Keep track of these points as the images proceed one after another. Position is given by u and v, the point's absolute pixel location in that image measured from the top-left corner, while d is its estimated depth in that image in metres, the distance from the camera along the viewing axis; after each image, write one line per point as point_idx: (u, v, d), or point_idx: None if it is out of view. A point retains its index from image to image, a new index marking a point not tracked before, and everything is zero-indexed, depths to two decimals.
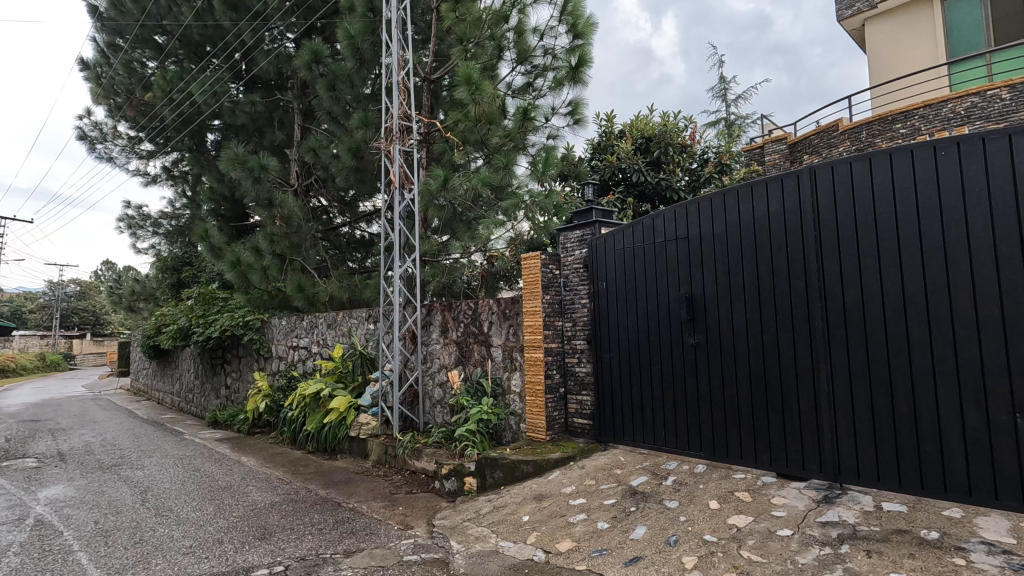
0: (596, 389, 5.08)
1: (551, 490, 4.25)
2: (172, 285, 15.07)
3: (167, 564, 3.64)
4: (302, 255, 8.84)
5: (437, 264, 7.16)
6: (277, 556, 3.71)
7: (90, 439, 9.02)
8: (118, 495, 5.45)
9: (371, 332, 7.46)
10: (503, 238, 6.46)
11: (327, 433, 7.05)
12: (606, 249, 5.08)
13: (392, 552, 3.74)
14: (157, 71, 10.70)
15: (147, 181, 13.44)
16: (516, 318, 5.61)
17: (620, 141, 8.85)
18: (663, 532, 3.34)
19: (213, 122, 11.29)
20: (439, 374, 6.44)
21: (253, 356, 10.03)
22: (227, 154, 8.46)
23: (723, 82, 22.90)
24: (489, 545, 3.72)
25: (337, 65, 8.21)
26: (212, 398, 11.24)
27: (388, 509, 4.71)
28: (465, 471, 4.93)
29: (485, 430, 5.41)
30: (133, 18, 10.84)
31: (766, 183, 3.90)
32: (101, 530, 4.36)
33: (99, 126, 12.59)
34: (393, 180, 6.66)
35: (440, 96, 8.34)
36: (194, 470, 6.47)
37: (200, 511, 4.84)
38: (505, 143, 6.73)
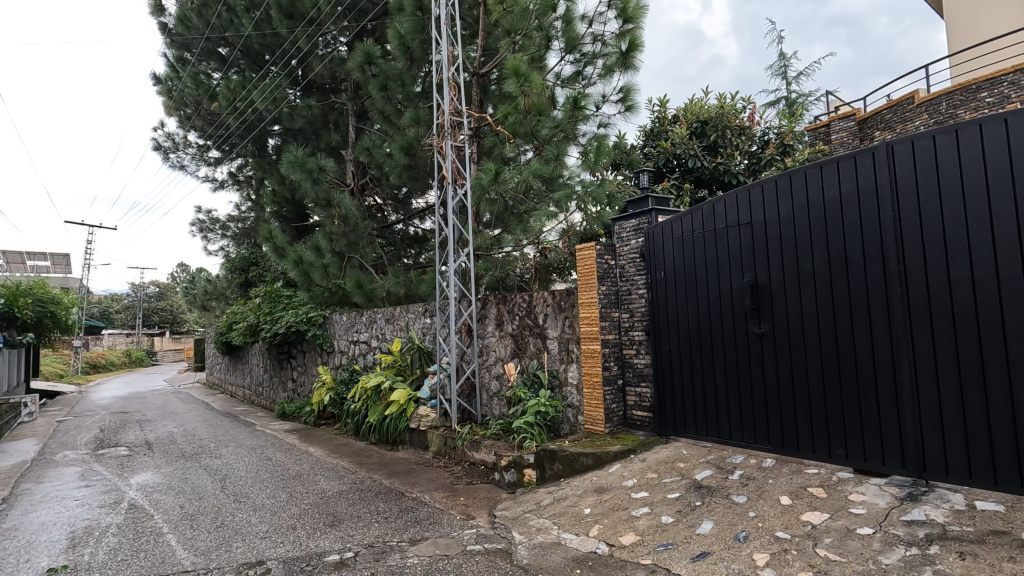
0: (655, 381, 4.97)
1: (612, 483, 4.21)
2: (241, 284, 15.92)
3: (247, 548, 3.84)
4: (359, 253, 9.10)
5: (489, 257, 7.22)
6: (347, 543, 3.85)
7: (173, 429, 9.69)
8: (200, 482, 5.82)
9: (428, 326, 7.59)
10: (555, 229, 6.56)
11: (388, 425, 7.26)
12: (663, 237, 4.95)
13: (456, 542, 3.81)
14: (221, 82, 11.24)
15: (215, 186, 14.20)
16: (571, 310, 5.55)
17: (674, 126, 8.60)
18: (731, 528, 3.24)
19: (273, 127, 11.78)
20: (495, 366, 6.48)
21: (316, 350, 10.45)
22: (288, 157, 8.81)
23: (783, 59, 21.79)
24: (551, 537, 3.72)
25: (388, 65, 8.36)
26: (280, 391, 11.80)
27: (450, 499, 4.80)
28: (525, 463, 4.93)
29: (543, 422, 5.41)
30: (199, 33, 11.44)
31: (837, 162, 3.69)
32: (187, 514, 4.67)
33: (171, 137, 13.39)
34: (446, 176, 6.76)
35: (489, 90, 8.32)
36: (267, 459, 6.83)
37: (274, 498, 5.10)
38: (555, 135, 6.67)
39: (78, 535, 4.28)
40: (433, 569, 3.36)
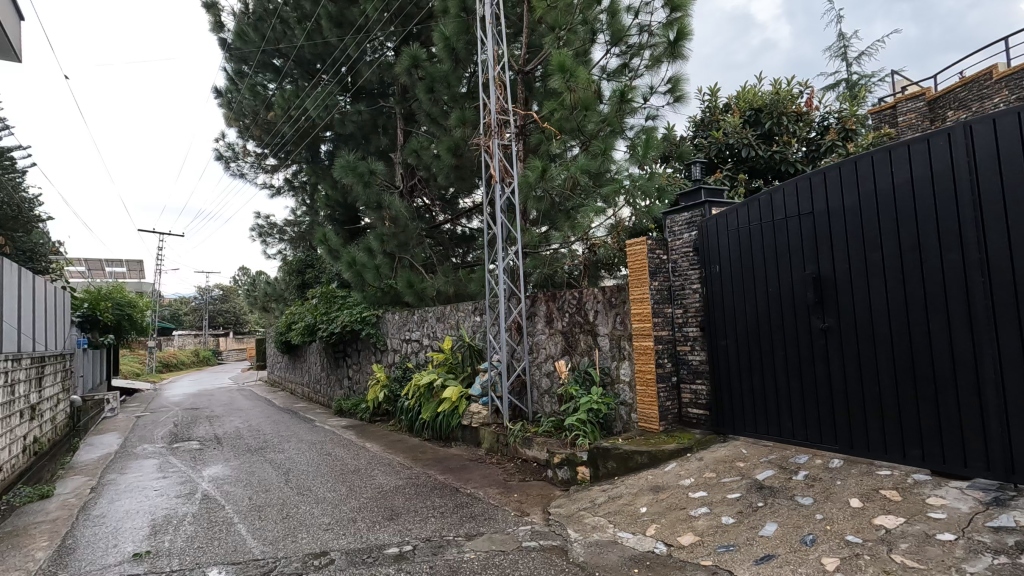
0: (712, 378, 4.83)
1: (668, 481, 4.13)
2: (298, 285, 16.55)
3: (311, 539, 4.00)
4: (410, 253, 9.27)
5: (537, 255, 7.22)
6: (405, 536, 3.95)
7: (238, 425, 10.19)
8: (266, 475, 6.10)
9: (478, 324, 7.68)
10: (604, 225, 6.33)
11: (441, 422, 7.38)
12: (718, 230, 4.81)
13: (511, 538, 3.83)
14: (276, 92, 11.70)
15: (272, 193, 14.83)
16: (622, 306, 5.47)
17: (726, 116, 8.33)
18: (797, 530, 3.12)
19: (325, 134, 12.17)
20: (546, 363, 6.47)
21: (371, 349, 10.73)
22: (340, 162, 9.07)
23: (843, 40, 20.71)
24: (607, 536, 3.69)
25: (434, 68, 8.42)
26: (336, 388, 12.21)
27: (504, 496, 4.84)
28: (578, 460, 4.92)
29: (595, 420, 5.35)
30: (255, 46, 11.83)
31: (909, 146, 3.47)
32: (255, 506, 4.91)
33: (232, 147, 14.09)
34: (493, 175, 6.79)
35: (534, 87, 8.24)
36: (326, 454, 7.08)
37: (335, 491, 5.29)
38: (602, 130, 6.58)
39: (159, 523, 4.58)
40: (490, 564, 3.40)
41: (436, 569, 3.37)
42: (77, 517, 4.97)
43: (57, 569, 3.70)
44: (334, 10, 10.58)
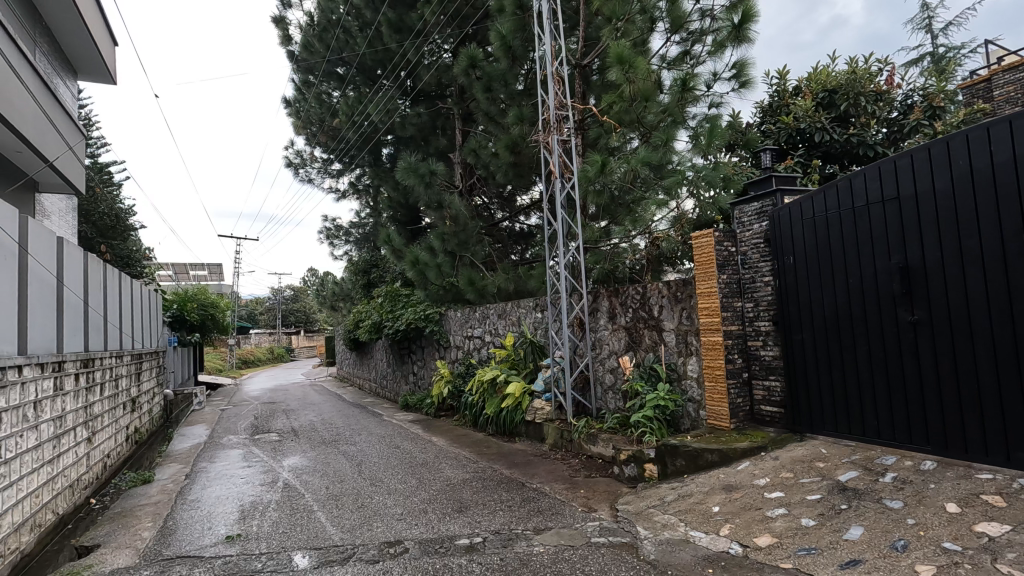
0: (787, 373, 4.63)
1: (742, 481, 3.99)
2: (363, 285, 17.17)
3: (386, 528, 4.16)
4: (470, 251, 9.39)
5: (597, 250, 7.15)
6: (475, 528, 4.03)
7: (313, 418, 10.71)
8: (340, 466, 6.39)
9: (539, 320, 7.72)
10: (666, 218, 6.16)
11: (505, 418, 7.45)
12: (791, 220, 4.60)
13: (580, 533, 3.84)
14: (340, 99, 12.17)
15: (338, 197, 15.47)
16: (688, 301, 5.34)
17: (797, 99, 7.91)
18: (886, 535, 2.95)
19: (387, 137, 12.57)
20: (609, 359, 6.42)
21: (434, 345, 11.01)
22: (402, 164, 9.31)
23: (927, 10, 19.15)
24: (678, 534, 3.62)
25: (491, 67, 8.50)
26: (403, 384, 12.59)
27: (570, 491, 4.85)
28: (645, 458, 4.86)
29: (662, 417, 5.25)
30: (321, 56, 12.32)
31: (1010, 121, 3.19)
32: (332, 495, 5.16)
33: (301, 154, 14.83)
34: (553, 171, 6.80)
35: (591, 80, 8.13)
36: (395, 447, 7.33)
37: (405, 483, 5.48)
38: (663, 121, 6.36)
39: (247, 508, 4.91)
40: (560, 558, 3.42)
41: (506, 561, 3.42)
42: (175, 500, 5.41)
43: (162, 547, 4.05)
44: (393, 16, 10.87)
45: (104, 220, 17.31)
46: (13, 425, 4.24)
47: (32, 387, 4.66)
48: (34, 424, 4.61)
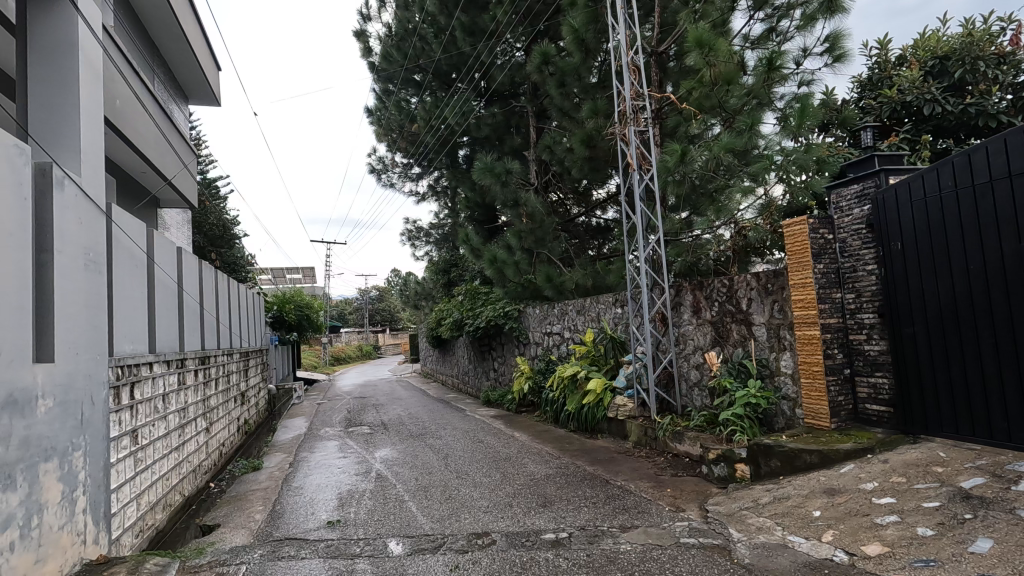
0: (896, 370, 4.26)
1: (846, 484, 3.72)
2: (444, 284, 17.69)
3: (473, 519, 4.28)
4: (547, 248, 9.38)
5: (679, 243, 6.94)
6: (560, 523, 4.05)
7: (400, 413, 11.20)
8: (428, 459, 6.63)
9: (620, 316, 7.62)
10: (753, 206, 5.80)
11: (586, 414, 7.40)
12: (898, 202, 4.21)
13: (668, 533, 3.75)
14: (418, 105, 12.60)
15: (418, 200, 16.05)
16: (780, 293, 5.05)
17: (901, 70, 7.25)
18: (1022, 550, 2.64)
19: (463, 139, 12.86)
20: (694, 355, 6.21)
21: (514, 342, 11.16)
22: (479, 164, 9.48)
23: None
24: (775, 538, 3.44)
25: (564, 62, 8.45)
26: (484, 380, 12.86)
27: (656, 490, 4.74)
28: (736, 458, 4.65)
29: (753, 415, 5.00)
30: (399, 65, 12.80)
31: None
32: (422, 486, 5.38)
33: (383, 160, 15.52)
34: (630, 163, 6.67)
35: (667, 67, 7.88)
36: (479, 442, 7.51)
37: (490, 476, 5.60)
38: (747, 103, 6.04)
39: (345, 496, 5.24)
40: (648, 557, 3.36)
41: (593, 557, 3.41)
42: (282, 487, 5.89)
43: (273, 528, 4.41)
44: (466, 20, 11.05)
45: (214, 230, 19.00)
46: (147, 415, 4.79)
47: (161, 382, 5.23)
48: (163, 414, 5.18)
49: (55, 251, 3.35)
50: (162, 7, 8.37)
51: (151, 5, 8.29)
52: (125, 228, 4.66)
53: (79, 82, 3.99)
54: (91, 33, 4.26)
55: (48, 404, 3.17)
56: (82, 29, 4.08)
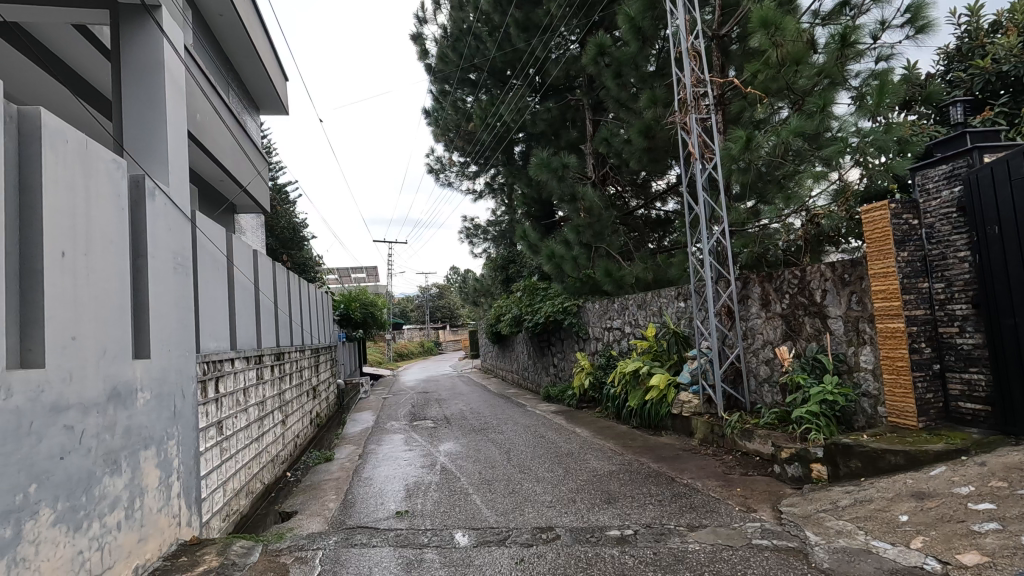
0: (994, 366, 3.90)
1: (937, 488, 3.47)
2: (502, 280, 17.84)
3: (537, 514, 4.30)
4: (606, 243, 9.25)
5: (745, 233, 6.68)
6: (625, 520, 4.01)
7: (462, 407, 11.41)
8: (490, 453, 6.73)
9: (683, 310, 7.43)
10: (826, 191, 5.52)
11: (649, 410, 7.27)
12: (995, 182, 3.85)
13: (739, 533, 3.63)
14: (474, 104, 12.73)
15: (476, 198, 16.27)
16: (859, 283, 4.76)
17: (996, 38, 6.61)
18: None
19: (519, 135, 12.89)
20: (764, 350, 5.95)
21: (573, 338, 11.11)
22: (535, 160, 9.46)
23: None
24: (857, 543, 3.26)
25: (621, 52, 8.28)
26: (544, 375, 12.88)
27: (725, 489, 4.59)
28: (811, 457, 4.42)
29: (830, 413, 4.74)
30: (455, 65, 12.98)
31: None
32: (485, 479, 5.47)
33: (441, 160, 15.83)
34: (692, 153, 6.48)
35: (729, 51, 7.57)
36: (540, 437, 7.53)
37: (553, 471, 5.61)
38: (818, 84, 5.71)
39: (412, 487, 5.41)
40: (718, 558, 3.26)
41: (660, 556, 3.35)
42: (352, 477, 6.15)
43: (345, 517, 4.62)
44: (520, 16, 11.03)
45: (285, 233, 20.03)
46: (230, 407, 5.12)
47: (242, 377, 5.58)
48: (244, 407, 5.53)
49: (149, 256, 3.64)
50: (234, 25, 8.90)
51: (226, 23, 8.83)
52: (207, 233, 4.99)
53: (166, 99, 4.31)
54: (176, 52, 4.59)
55: (146, 397, 3.46)
56: (167, 50, 4.40)
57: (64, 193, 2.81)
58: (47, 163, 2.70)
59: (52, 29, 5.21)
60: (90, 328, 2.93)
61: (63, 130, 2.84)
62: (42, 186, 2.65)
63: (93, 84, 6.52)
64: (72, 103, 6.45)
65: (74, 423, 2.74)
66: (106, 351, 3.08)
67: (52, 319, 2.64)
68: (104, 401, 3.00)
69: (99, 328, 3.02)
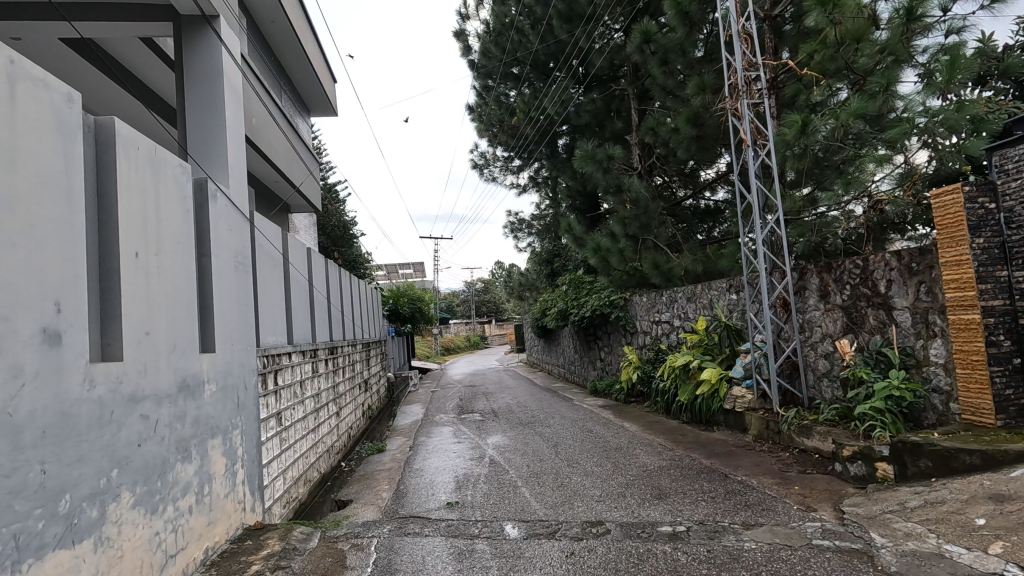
0: None
1: (1018, 490, 3.24)
2: (547, 274, 17.81)
3: (586, 508, 4.29)
4: (653, 234, 9.07)
5: (801, 222, 6.41)
6: (677, 517, 3.94)
7: (509, 401, 11.48)
8: (538, 446, 6.74)
9: (735, 302, 7.21)
10: (891, 175, 5.22)
11: (700, 405, 7.09)
12: None
13: (798, 533, 3.50)
14: (518, 98, 12.72)
15: (520, 192, 16.30)
16: (928, 272, 4.49)
17: None
18: None
19: (563, 128, 12.80)
20: (823, 344, 5.69)
21: (621, 332, 10.97)
22: (580, 152, 9.36)
23: None
24: (928, 546, 3.08)
25: (667, 38, 8.06)
26: (590, 369, 12.80)
27: (783, 487, 4.43)
28: (876, 456, 4.21)
29: (896, 410, 4.50)
30: (498, 60, 12.99)
31: None
32: (534, 472, 5.50)
33: (484, 155, 15.91)
34: (743, 139, 6.26)
35: (783, 32, 7.27)
36: (588, 431, 7.49)
37: (601, 466, 5.57)
38: (880, 62, 5.39)
39: (461, 479, 5.50)
40: (776, 557, 3.17)
41: (715, 553, 3.28)
42: (404, 468, 6.30)
43: (398, 506, 4.74)
44: (563, 7, 10.92)
45: (336, 231, 20.64)
46: (288, 399, 5.34)
47: (298, 370, 5.80)
48: (301, 399, 5.75)
49: (212, 256, 3.82)
50: (285, 30, 9.21)
51: (277, 30, 9.15)
52: (264, 233, 5.21)
53: (225, 105, 4.51)
54: (233, 60, 4.80)
55: (212, 389, 3.65)
56: (225, 58, 4.60)
57: (136, 197, 2.98)
58: (121, 169, 2.87)
59: (122, 43, 5.54)
60: (161, 324, 3.12)
61: (135, 138, 3.01)
62: (117, 191, 2.82)
63: (159, 94, 6.91)
64: (142, 112, 6.85)
65: (149, 413, 2.92)
66: (176, 346, 3.26)
67: (128, 316, 2.81)
68: (175, 392, 3.19)
69: (169, 324, 3.20)
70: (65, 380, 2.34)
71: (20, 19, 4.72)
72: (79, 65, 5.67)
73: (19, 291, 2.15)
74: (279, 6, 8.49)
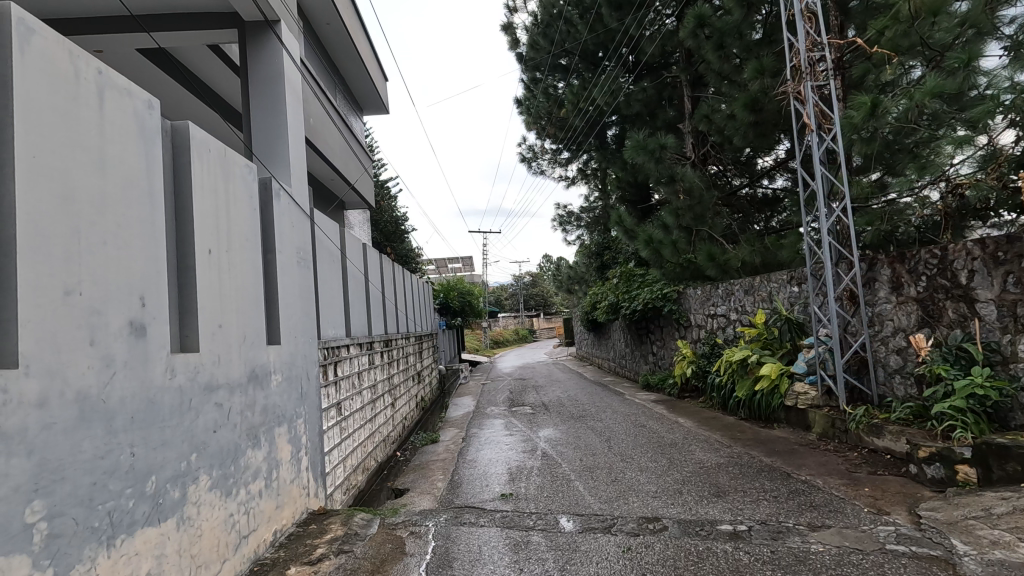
0: None
1: None
2: (597, 267, 17.63)
3: (642, 504, 4.23)
4: (708, 225, 8.80)
5: (869, 210, 6.07)
6: (737, 516, 3.83)
7: (559, 394, 11.46)
8: (591, 440, 6.70)
9: (797, 294, 6.91)
10: (972, 158, 4.78)
11: (759, 401, 6.85)
12: None
13: (869, 537, 3.33)
14: (566, 89, 12.60)
15: (568, 184, 16.18)
16: (1016, 262, 4.16)
17: None
18: None
19: (612, 118, 12.60)
20: (894, 338, 5.37)
21: (674, 325, 10.74)
22: (630, 142, 9.17)
23: None
24: (1018, 556, 2.87)
25: (723, 21, 7.78)
26: (642, 363, 12.59)
27: (852, 488, 4.23)
28: (956, 458, 3.95)
29: (980, 410, 4.19)
30: (545, 52, 12.91)
31: None
32: (587, 466, 5.47)
33: (533, 148, 15.87)
34: (807, 124, 5.97)
35: (849, 8, 6.85)
36: (642, 426, 7.37)
37: (657, 461, 5.47)
38: (959, 36, 4.93)
39: (514, 471, 5.54)
40: (846, 561, 3.03)
41: (779, 555, 3.17)
42: (458, 458, 6.42)
43: (453, 496, 4.84)
44: None
45: (388, 227, 21.12)
46: (346, 389, 5.52)
47: (356, 361, 5.99)
48: (358, 389, 5.93)
49: (278, 252, 3.99)
50: (340, 32, 9.46)
51: (332, 31, 9.41)
52: (324, 229, 5.39)
53: (286, 105, 4.68)
54: (294, 61, 4.98)
55: (279, 379, 3.83)
56: (286, 61, 4.78)
57: (209, 196, 3.14)
58: (194, 170, 3.02)
59: (191, 50, 5.84)
60: (232, 316, 3.29)
61: (207, 139, 3.17)
62: (191, 191, 2.98)
63: (226, 98, 7.25)
64: (211, 116, 7.22)
65: (223, 401, 3.09)
66: (246, 338, 3.43)
67: (204, 309, 2.98)
68: (246, 382, 3.36)
69: (240, 317, 3.37)
70: (150, 368, 2.51)
71: (103, 31, 5.06)
72: (154, 73, 6.02)
73: (110, 285, 2.31)
74: (334, 8, 8.73)
